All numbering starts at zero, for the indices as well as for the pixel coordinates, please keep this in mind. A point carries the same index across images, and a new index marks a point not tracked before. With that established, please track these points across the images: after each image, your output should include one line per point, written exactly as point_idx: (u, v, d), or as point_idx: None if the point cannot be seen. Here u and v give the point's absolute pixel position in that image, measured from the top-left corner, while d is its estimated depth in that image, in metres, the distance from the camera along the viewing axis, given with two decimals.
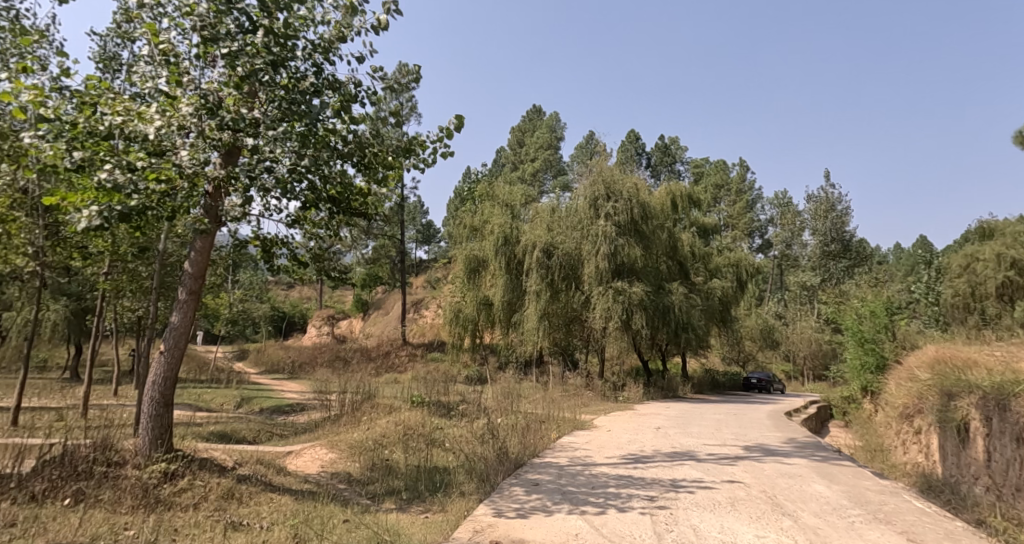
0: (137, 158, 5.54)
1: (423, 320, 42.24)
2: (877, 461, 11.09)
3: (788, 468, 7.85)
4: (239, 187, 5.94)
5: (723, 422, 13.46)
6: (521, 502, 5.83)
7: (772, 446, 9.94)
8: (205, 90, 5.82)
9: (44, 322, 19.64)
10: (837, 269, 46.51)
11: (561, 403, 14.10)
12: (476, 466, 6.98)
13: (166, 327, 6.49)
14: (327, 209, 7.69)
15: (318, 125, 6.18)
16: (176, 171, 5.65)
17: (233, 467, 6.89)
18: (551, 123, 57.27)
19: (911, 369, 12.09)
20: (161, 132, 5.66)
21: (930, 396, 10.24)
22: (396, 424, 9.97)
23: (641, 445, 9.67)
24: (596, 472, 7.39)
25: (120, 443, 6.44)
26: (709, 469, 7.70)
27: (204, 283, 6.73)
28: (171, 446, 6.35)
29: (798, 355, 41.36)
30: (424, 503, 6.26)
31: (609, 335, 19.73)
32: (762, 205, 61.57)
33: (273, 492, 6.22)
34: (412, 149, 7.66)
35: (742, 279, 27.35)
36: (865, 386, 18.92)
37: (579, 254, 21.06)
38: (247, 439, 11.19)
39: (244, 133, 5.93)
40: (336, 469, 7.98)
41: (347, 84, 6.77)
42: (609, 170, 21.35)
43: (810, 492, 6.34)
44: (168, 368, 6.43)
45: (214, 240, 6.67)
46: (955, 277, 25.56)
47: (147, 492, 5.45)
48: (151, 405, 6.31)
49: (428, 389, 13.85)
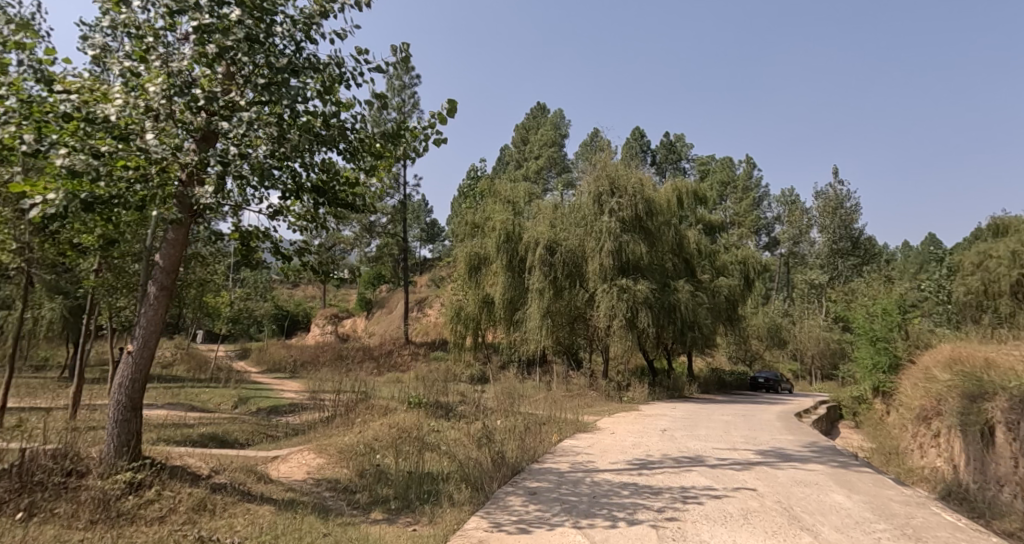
0: (102, 142, 5.18)
1: (427, 318, 41.94)
2: (893, 465, 10.61)
3: (803, 474, 7.40)
4: (212, 175, 5.53)
5: (731, 423, 13.03)
6: (518, 514, 5.43)
7: (785, 450, 9.48)
8: (173, 68, 5.40)
9: (40, 321, 19.40)
10: (845, 266, 45.90)
11: (563, 404, 13.67)
12: (471, 472, 6.58)
13: (135, 325, 6.10)
14: (311, 199, 7.27)
15: (300, 109, 5.81)
16: (145, 157, 5.28)
17: (208, 476, 6.51)
18: (555, 120, 57.01)
19: (927, 369, 11.66)
20: (126, 114, 5.28)
21: (949, 397, 9.81)
22: (390, 427, 9.62)
23: (647, 449, 9.25)
24: (598, 479, 6.97)
25: (85, 450, 6.09)
26: (720, 477, 7.26)
27: (177, 277, 6.34)
28: (138, 454, 5.96)
29: (807, 354, 40.79)
30: (413, 515, 5.86)
31: (612, 333, 19.26)
32: (769, 202, 61.01)
33: (250, 502, 5.84)
34: (402, 138, 7.28)
35: (750, 276, 26.91)
36: (876, 386, 18.45)
37: (583, 250, 20.63)
38: (238, 442, 10.92)
39: (219, 116, 5.52)
40: (322, 476, 7.60)
41: (330, 64, 6.34)
42: (613, 165, 20.89)
43: (829, 503, 5.90)
44: (136, 370, 6.05)
45: (189, 231, 6.32)
46: (968, 275, 25.06)
47: (108, 505, 5.05)
48: (117, 409, 5.95)
49: (427, 390, 13.45)
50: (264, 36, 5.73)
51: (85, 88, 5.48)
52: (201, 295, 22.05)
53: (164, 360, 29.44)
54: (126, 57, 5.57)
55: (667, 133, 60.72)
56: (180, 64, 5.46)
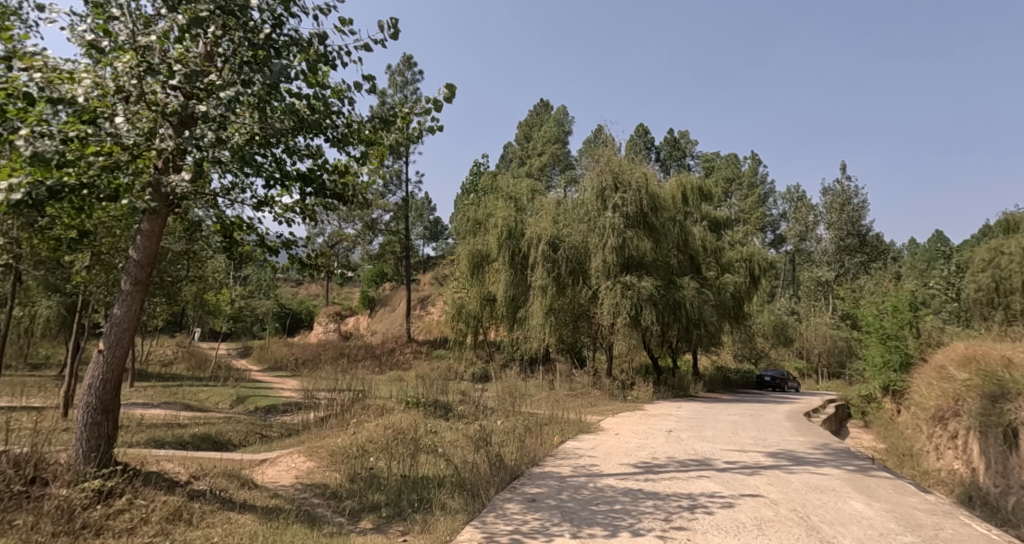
0: (71, 126, 4.89)
1: (430, 316, 41.77)
2: (906, 466, 10.23)
3: (817, 479, 7.03)
4: (188, 161, 5.22)
5: (738, 423, 12.69)
6: (515, 524, 5.10)
7: (797, 453, 9.09)
8: (142, 44, 5.10)
9: (37, 317, 19.26)
10: (853, 263, 45.38)
11: (566, 403, 13.33)
12: (468, 479, 6.27)
13: (107, 322, 5.81)
14: (298, 188, 6.95)
15: (283, 90, 5.53)
16: (115, 142, 4.99)
17: (186, 482, 6.21)
18: (559, 116, 56.88)
19: (943, 368, 11.33)
20: (95, 96, 5.00)
21: (969, 397, 9.49)
22: (386, 428, 9.29)
23: (652, 451, 8.90)
24: (602, 485, 6.61)
25: (54, 455, 5.81)
26: (730, 482, 6.89)
27: (152, 271, 6.03)
28: (108, 460, 5.67)
29: (813, 352, 40.41)
30: (405, 523, 5.54)
31: (617, 331, 19.00)
32: (774, 200, 60.57)
33: (231, 511, 5.56)
34: (393, 121, 6.93)
35: (755, 273, 26.60)
36: (887, 385, 18.03)
37: (586, 247, 20.30)
38: (232, 442, 10.72)
39: (196, 97, 5.21)
40: (311, 481, 7.31)
41: (314, 40, 5.96)
42: (617, 160, 20.52)
43: (848, 512, 5.55)
44: (108, 370, 5.75)
45: (165, 222, 6.03)
46: (979, 272, 24.61)
47: (73, 516, 4.74)
48: (87, 412, 5.64)
49: (426, 389, 13.14)
50: (243, 10, 5.37)
51: (46, 66, 5.14)
52: (200, 292, 21.86)
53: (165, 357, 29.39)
54: (87, 29, 5.20)
55: (671, 129, 60.33)
56: (149, 39, 5.15)
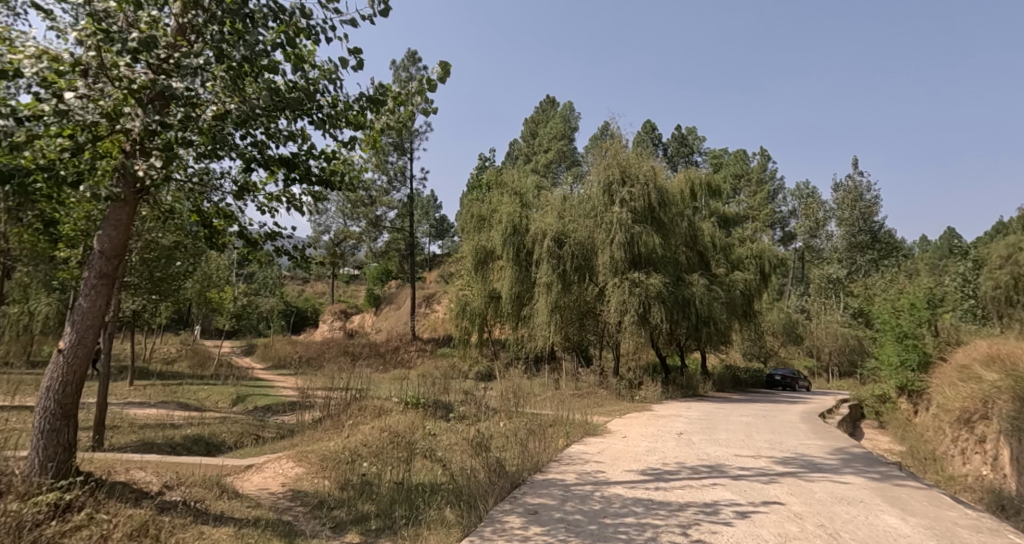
0: (24, 104, 4.53)
1: (435, 314, 41.45)
2: (932, 469, 9.75)
3: (841, 489, 6.56)
4: (159, 143, 4.89)
5: (750, 425, 12.18)
6: (515, 540, 4.66)
7: (814, 458, 8.60)
8: (97, 9, 4.71)
9: (38, 315, 19.06)
10: (865, 261, 44.54)
11: (572, 404, 12.90)
12: (465, 487, 5.88)
13: (68, 318, 5.44)
14: (280, 172, 6.55)
15: (261, 66, 5.18)
16: (73, 122, 4.64)
17: (159, 492, 5.85)
18: (565, 113, 56.48)
19: (966, 368, 10.84)
20: (49, 70, 4.64)
21: (999, 399, 9.02)
22: (382, 431, 8.89)
23: (662, 456, 8.43)
24: (608, 494, 6.17)
25: (11, 465, 5.44)
26: (746, 491, 6.43)
27: (119, 264, 5.65)
28: (66, 470, 5.36)
29: (825, 350, 39.67)
30: (392, 537, 5.16)
31: (624, 329, 18.47)
32: (783, 196, 59.85)
33: (205, 524, 5.24)
34: (383, 102, 6.55)
35: (765, 270, 26.06)
36: (903, 385, 17.40)
37: (592, 243, 19.77)
38: (225, 444, 10.36)
39: (164, 73, 4.83)
40: (297, 489, 6.93)
41: (294, 10, 5.50)
42: (624, 154, 20.01)
43: (883, 528, 5.08)
44: (67, 373, 5.39)
45: (133, 211, 5.68)
46: (996, 268, 24.30)
47: (19, 533, 4.32)
48: (44, 418, 5.33)
49: (428, 388, 12.72)
50: None
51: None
52: (200, 289, 21.58)
53: (168, 355, 29.17)
54: None
55: (678, 125, 59.75)
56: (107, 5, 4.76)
